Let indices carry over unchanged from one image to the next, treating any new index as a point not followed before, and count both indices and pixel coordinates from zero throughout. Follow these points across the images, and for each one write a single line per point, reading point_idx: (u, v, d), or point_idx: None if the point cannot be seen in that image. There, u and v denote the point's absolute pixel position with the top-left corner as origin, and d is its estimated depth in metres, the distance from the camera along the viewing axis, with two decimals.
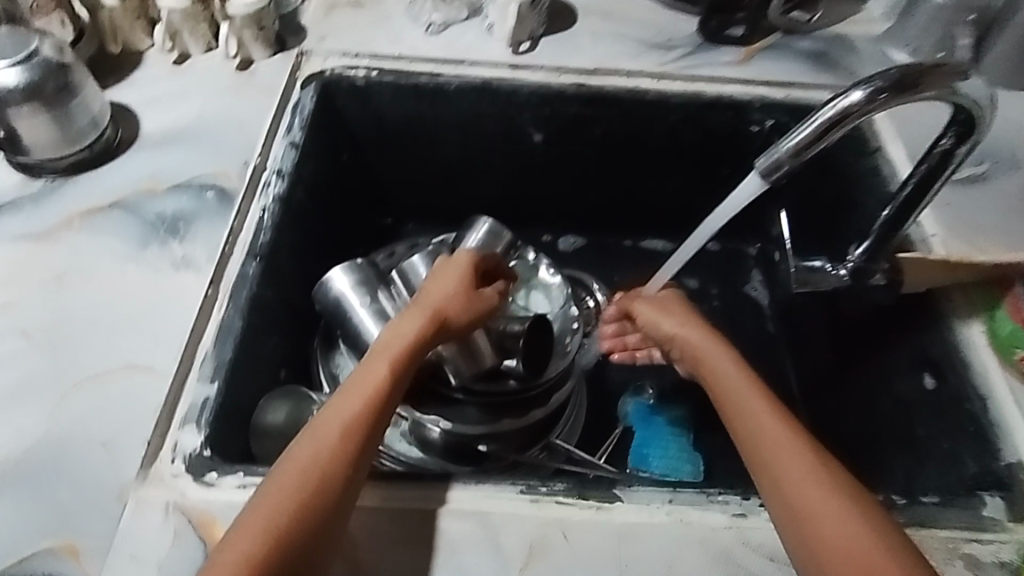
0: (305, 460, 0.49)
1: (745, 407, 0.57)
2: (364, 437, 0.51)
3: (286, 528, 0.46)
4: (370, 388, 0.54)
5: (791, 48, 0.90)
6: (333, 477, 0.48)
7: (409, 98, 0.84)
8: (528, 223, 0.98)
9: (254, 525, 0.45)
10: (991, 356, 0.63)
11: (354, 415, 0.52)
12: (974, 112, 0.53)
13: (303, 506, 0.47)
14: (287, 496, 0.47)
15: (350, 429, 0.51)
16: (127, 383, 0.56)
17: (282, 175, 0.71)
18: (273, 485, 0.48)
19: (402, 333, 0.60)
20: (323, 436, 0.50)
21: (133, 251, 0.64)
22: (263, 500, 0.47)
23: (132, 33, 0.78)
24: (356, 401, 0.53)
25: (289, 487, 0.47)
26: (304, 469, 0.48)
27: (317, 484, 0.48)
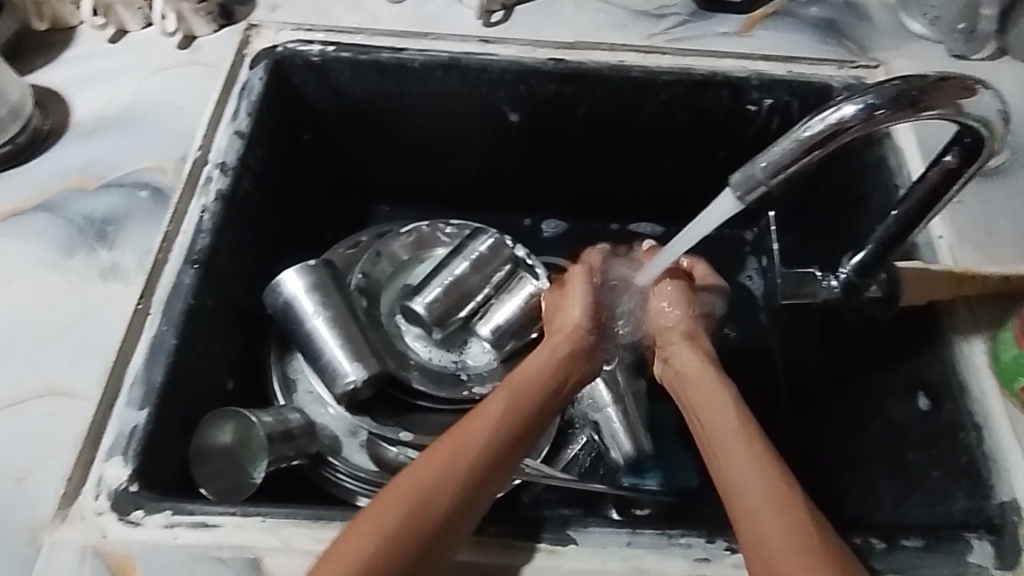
0: (403, 489, 0.48)
1: (730, 445, 0.52)
2: (499, 456, 0.52)
3: (410, 536, 0.46)
4: (511, 406, 0.55)
5: (796, 17, 0.78)
6: (428, 510, 0.47)
7: (371, 76, 0.75)
8: (511, 204, 0.87)
9: (369, 520, 0.46)
10: (991, 379, 0.57)
11: (489, 430, 0.53)
12: (984, 140, 0.47)
13: (427, 512, 0.47)
14: (411, 501, 0.47)
15: (484, 446, 0.52)
16: (44, 411, 0.53)
17: (225, 168, 0.66)
18: (395, 488, 0.48)
19: (548, 359, 0.60)
20: (460, 447, 0.51)
21: (57, 257, 0.60)
22: (376, 508, 0.46)
23: (59, 5, 0.72)
24: (491, 418, 0.54)
25: (409, 496, 0.47)
26: (434, 480, 0.49)
27: (450, 494, 0.48)
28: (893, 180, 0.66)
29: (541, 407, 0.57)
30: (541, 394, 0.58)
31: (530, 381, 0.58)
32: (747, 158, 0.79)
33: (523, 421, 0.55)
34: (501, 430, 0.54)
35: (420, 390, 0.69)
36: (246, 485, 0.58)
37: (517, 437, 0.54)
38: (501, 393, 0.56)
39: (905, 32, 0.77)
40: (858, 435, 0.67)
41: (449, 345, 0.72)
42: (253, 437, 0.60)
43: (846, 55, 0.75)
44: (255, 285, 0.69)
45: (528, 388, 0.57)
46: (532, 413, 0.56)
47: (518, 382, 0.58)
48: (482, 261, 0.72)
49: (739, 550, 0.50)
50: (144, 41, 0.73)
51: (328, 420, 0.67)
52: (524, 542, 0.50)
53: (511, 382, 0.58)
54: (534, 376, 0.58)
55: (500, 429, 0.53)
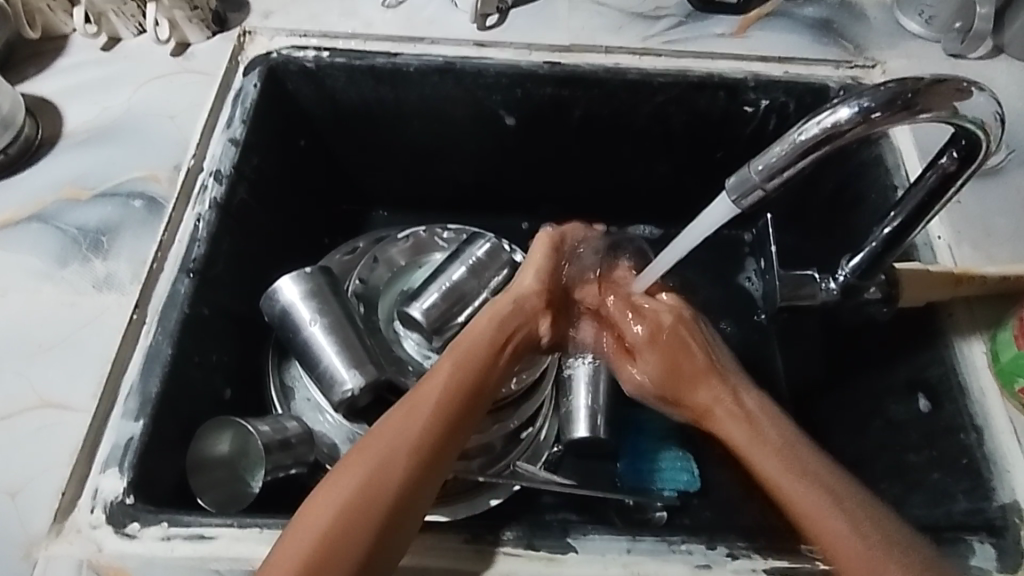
0: (356, 467, 0.50)
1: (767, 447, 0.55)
2: (449, 415, 0.54)
3: (366, 501, 0.48)
4: (456, 368, 0.57)
5: (793, 17, 0.78)
6: (382, 485, 0.49)
7: (365, 81, 0.74)
8: (507, 208, 0.87)
9: (325, 500, 0.48)
10: (990, 379, 0.57)
11: (436, 395, 0.55)
12: (980, 142, 0.47)
13: (380, 484, 0.49)
14: (366, 468, 0.50)
15: (432, 409, 0.54)
16: (40, 423, 0.53)
17: (220, 176, 0.65)
18: (352, 457, 0.51)
19: (491, 325, 0.61)
20: (409, 412, 0.53)
21: (52, 268, 0.60)
22: (329, 484, 0.49)
23: (50, 13, 0.72)
24: (438, 382, 0.55)
25: (365, 462, 0.50)
26: (388, 445, 0.51)
27: (404, 459, 0.51)
28: (892, 180, 0.66)
29: (489, 368, 0.59)
30: (488, 357, 0.59)
31: (475, 344, 0.59)
32: (744, 159, 0.79)
33: (472, 382, 0.57)
34: (445, 399, 0.55)
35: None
36: (245, 493, 0.57)
37: (468, 397, 0.56)
38: (446, 362, 0.57)
39: (902, 31, 0.77)
40: (859, 436, 0.67)
41: (449, 352, 0.70)
42: (251, 449, 0.59)
43: (842, 55, 0.75)
44: (252, 292, 0.69)
45: (473, 351, 0.59)
46: (478, 372, 0.58)
47: (462, 348, 0.59)
48: (480, 266, 0.72)
49: (740, 556, 0.50)
50: (136, 50, 0.73)
51: (325, 427, 0.66)
52: (522, 549, 0.50)
53: (456, 347, 0.59)
54: (477, 340, 0.60)
55: (447, 391, 0.55)
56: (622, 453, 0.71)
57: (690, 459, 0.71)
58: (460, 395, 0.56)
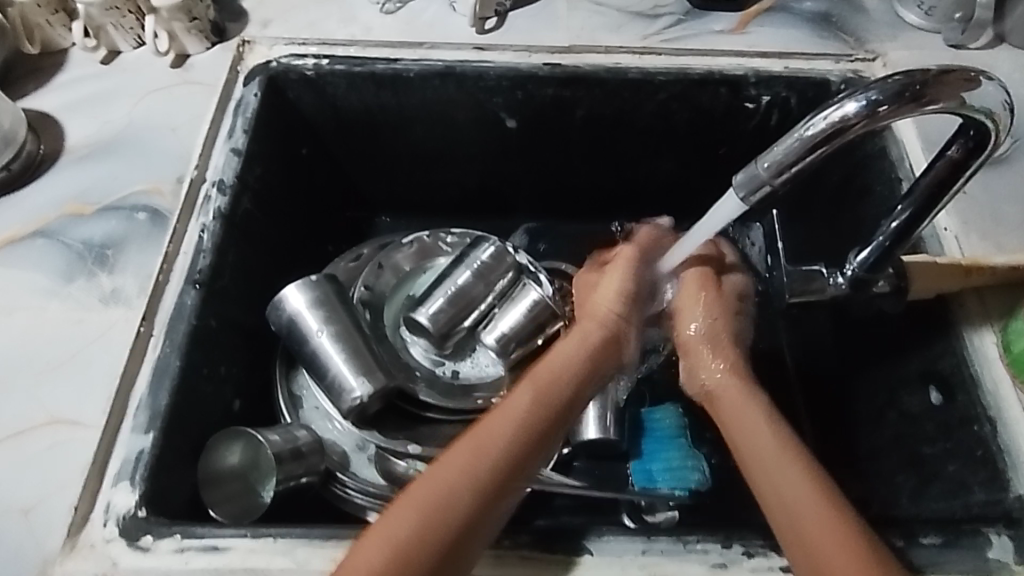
0: (416, 502, 0.48)
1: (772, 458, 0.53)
2: (521, 452, 0.53)
3: (418, 548, 0.47)
4: (536, 402, 0.55)
5: (792, 12, 0.78)
6: (445, 529, 0.47)
7: (366, 87, 0.74)
8: (511, 210, 0.86)
9: (383, 536, 0.46)
10: (1002, 370, 0.57)
11: (512, 426, 0.53)
12: (989, 132, 0.47)
13: (440, 525, 0.48)
14: (426, 505, 0.48)
15: (502, 445, 0.52)
16: (50, 440, 0.53)
17: (223, 186, 0.65)
18: (405, 496, 0.49)
19: (574, 349, 0.59)
20: (477, 447, 0.51)
21: (58, 283, 0.60)
22: (388, 515, 0.48)
23: (50, 29, 0.72)
24: (512, 417, 0.54)
25: (423, 501, 0.48)
26: (449, 483, 0.49)
27: (465, 498, 0.49)
28: (897, 173, 0.66)
29: (565, 399, 0.56)
30: (567, 386, 0.57)
31: (555, 371, 0.57)
32: (747, 154, 0.79)
33: (550, 419, 0.55)
34: (520, 432, 0.53)
35: (429, 402, 0.68)
36: (257, 505, 0.57)
37: (540, 436, 0.54)
38: (523, 393, 0.55)
39: (902, 21, 0.77)
40: (873, 430, 0.67)
41: (457, 355, 0.71)
42: (261, 457, 0.59)
43: (843, 48, 0.75)
44: (258, 302, 0.69)
45: (556, 382, 0.57)
46: (557, 408, 0.56)
47: (541, 374, 0.57)
48: (485, 269, 0.72)
49: (757, 554, 0.49)
50: (136, 62, 0.73)
51: (334, 435, 0.66)
52: (538, 554, 0.49)
53: (534, 375, 0.57)
54: (557, 368, 0.58)
55: (518, 426, 0.53)
56: (634, 454, 0.70)
57: (703, 460, 0.70)
58: (535, 430, 0.54)
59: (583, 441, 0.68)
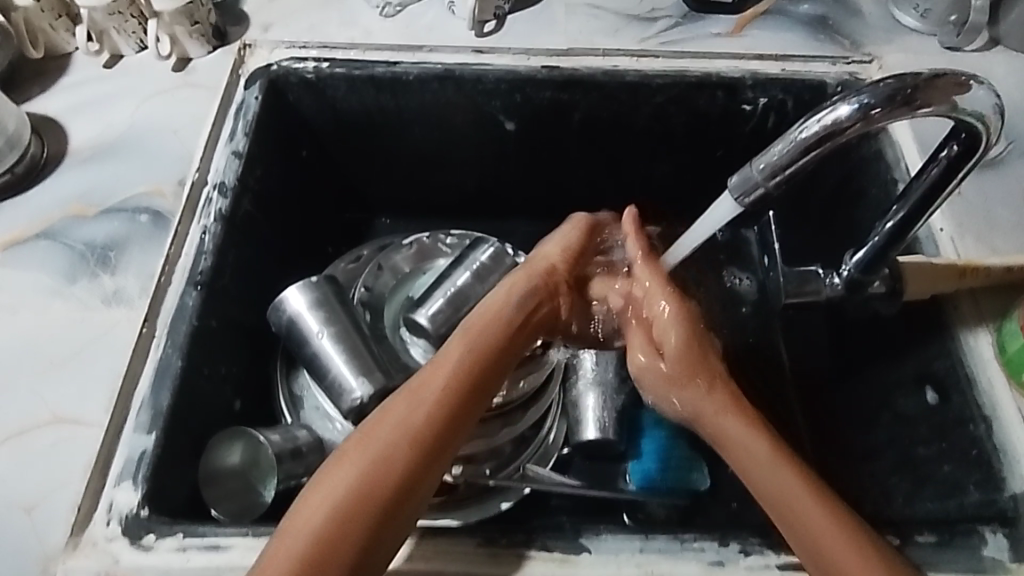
0: (360, 459, 0.49)
1: (793, 502, 0.50)
2: (453, 403, 0.53)
3: (358, 503, 0.47)
4: (466, 356, 0.55)
5: (788, 15, 0.78)
6: (384, 485, 0.48)
7: (366, 91, 0.75)
8: (510, 212, 0.87)
9: (325, 497, 0.47)
10: (997, 370, 0.57)
11: (444, 379, 0.54)
12: (980, 134, 0.47)
13: (379, 480, 0.48)
14: (365, 459, 0.49)
15: (438, 396, 0.53)
16: (53, 439, 0.54)
17: (224, 189, 0.66)
18: (349, 448, 0.50)
19: (509, 304, 0.60)
20: (413, 398, 0.52)
21: (61, 284, 0.61)
22: (333, 470, 0.49)
23: (53, 32, 0.73)
24: (444, 371, 0.54)
25: (365, 455, 0.49)
26: (386, 438, 0.50)
27: (401, 453, 0.50)
28: (892, 174, 0.66)
29: (495, 353, 0.57)
30: (497, 339, 0.57)
31: (489, 325, 0.58)
32: (744, 156, 0.79)
33: (481, 368, 0.56)
34: (453, 385, 0.54)
35: None
36: (258, 504, 0.58)
37: (471, 389, 0.54)
38: (456, 347, 0.56)
39: (897, 25, 0.78)
40: (869, 430, 0.67)
41: None
42: (263, 458, 0.60)
43: (839, 51, 0.75)
44: (258, 303, 0.69)
45: (485, 334, 0.57)
46: (488, 363, 0.56)
47: (473, 329, 0.57)
48: (484, 271, 0.72)
49: (753, 553, 0.50)
50: (138, 66, 0.74)
51: (334, 435, 0.65)
52: (536, 553, 0.50)
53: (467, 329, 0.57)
54: (488, 322, 0.58)
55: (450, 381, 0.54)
56: (632, 454, 0.69)
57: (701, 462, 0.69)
58: (464, 380, 0.54)
59: (581, 442, 0.69)
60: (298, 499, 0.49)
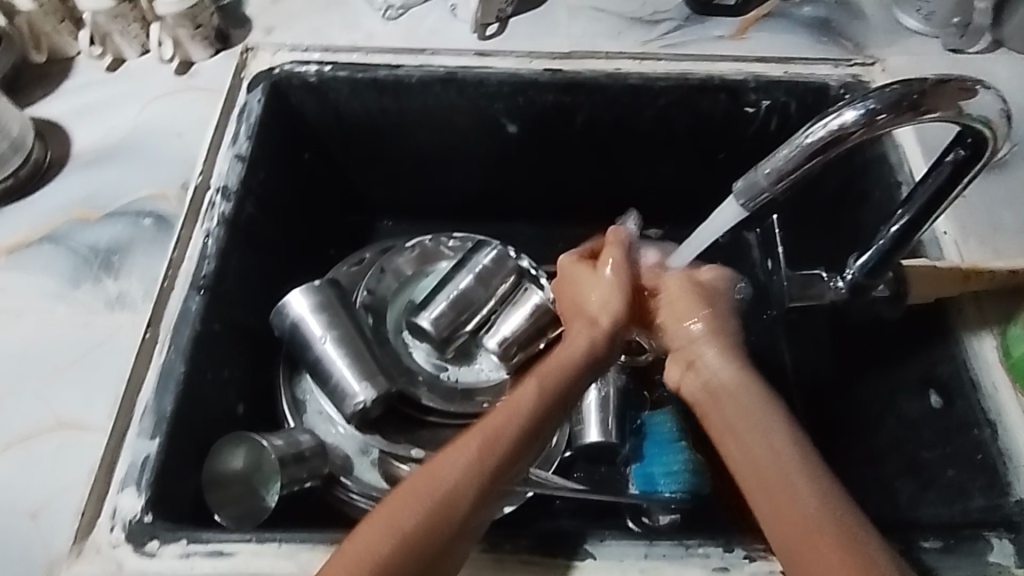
0: (426, 494, 0.48)
1: (784, 494, 0.48)
2: (518, 454, 0.51)
3: (423, 534, 0.46)
4: (539, 398, 0.53)
5: (791, 18, 0.78)
6: (446, 530, 0.47)
7: (369, 94, 0.75)
8: (513, 215, 0.87)
9: (396, 522, 0.46)
10: (1001, 374, 0.57)
11: (516, 422, 0.52)
12: (987, 139, 0.47)
13: (443, 516, 0.47)
14: (433, 495, 0.48)
15: (509, 444, 0.51)
16: (57, 445, 0.54)
17: (227, 192, 0.66)
18: (416, 479, 0.49)
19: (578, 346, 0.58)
20: (485, 440, 0.51)
21: (64, 289, 0.61)
22: (401, 494, 0.48)
23: (56, 36, 0.73)
24: (517, 412, 0.52)
25: (430, 491, 0.48)
26: (453, 477, 0.49)
27: (467, 500, 0.48)
28: (896, 177, 0.66)
29: (561, 402, 0.55)
30: (567, 383, 0.55)
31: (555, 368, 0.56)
32: (747, 159, 0.79)
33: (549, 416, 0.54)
34: (522, 433, 0.52)
35: (432, 407, 0.69)
36: (262, 507, 0.57)
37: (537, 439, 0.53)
38: (528, 388, 0.54)
39: (900, 27, 0.77)
40: (873, 433, 0.67)
41: (460, 360, 0.72)
42: (266, 463, 0.59)
43: (842, 53, 0.75)
44: (261, 307, 0.69)
45: (559, 378, 0.55)
46: (557, 404, 0.54)
47: (547, 371, 0.55)
48: (487, 274, 0.72)
49: (758, 558, 0.50)
50: (141, 69, 0.74)
51: (337, 438, 0.66)
52: (542, 558, 0.50)
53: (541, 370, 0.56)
54: (561, 365, 0.56)
55: (523, 418, 0.52)
56: (635, 458, 0.70)
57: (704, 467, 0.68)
58: (537, 431, 0.53)
59: (584, 446, 0.69)
60: (358, 526, 0.47)
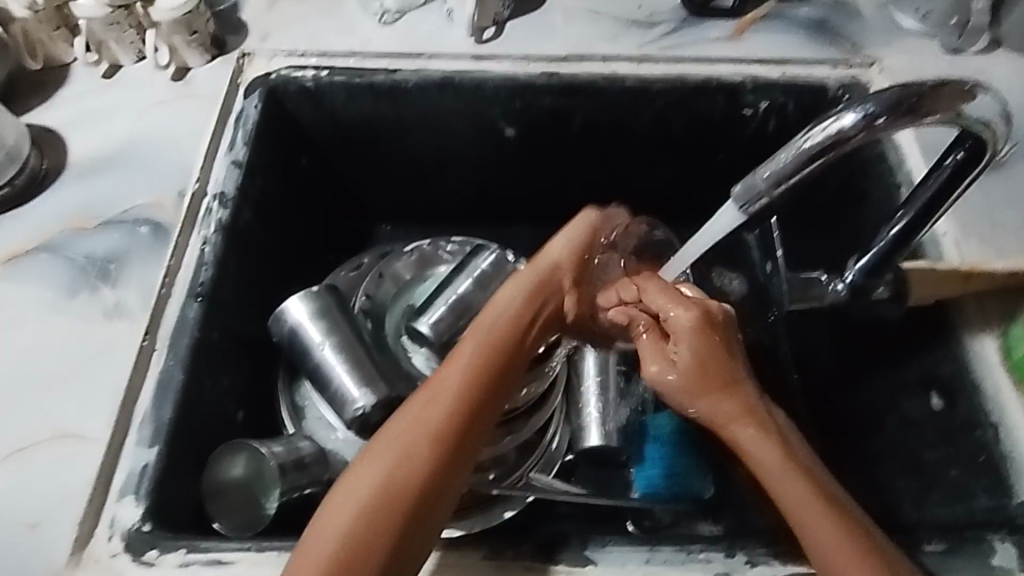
0: (379, 462, 0.47)
1: (791, 498, 0.48)
2: (471, 403, 0.50)
3: (383, 502, 0.45)
4: (480, 351, 0.52)
5: (788, 19, 0.78)
6: (406, 491, 0.46)
7: (366, 98, 0.74)
8: (511, 218, 0.87)
9: (353, 493, 0.46)
10: (1002, 372, 0.57)
11: (459, 378, 0.51)
12: (986, 141, 0.48)
13: (399, 481, 0.46)
14: (387, 461, 0.47)
15: (455, 399, 0.50)
16: (54, 455, 0.53)
17: (224, 199, 0.65)
18: (368, 451, 0.48)
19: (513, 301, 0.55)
20: (430, 399, 0.50)
21: (61, 298, 0.61)
22: (356, 468, 0.47)
23: (52, 44, 0.73)
24: (459, 366, 0.51)
25: (386, 458, 0.47)
26: (401, 441, 0.47)
27: (422, 459, 0.47)
28: (895, 178, 0.66)
29: (509, 350, 0.53)
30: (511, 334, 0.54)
31: (506, 327, 0.54)
32: (745, 160, 0.79)
33: (499, 364, 0.52)
34: (468, 387, 0.50)
35: None
36: (262, 516, 0.57)
37: (488, 387, 0.51)
38: (469, 344, 0.53)
39: (898, 27, 0.77)
40: (875, 434, 0.66)
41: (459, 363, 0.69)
42: (266, 470, 0.59)
43: (840, 54, 0.75)
44: (260, 314, 0.69)
45: (500, 330, 0.53)
46: (503, 354, 0.52)
47: (486, 324, 0.54)
48: (486, 278, 0.72)
49: (760, 563, 0.49)
50: (137, 76, 0.74)
51: (336, 445, 0.65)
52: (544, 563, 0.50)
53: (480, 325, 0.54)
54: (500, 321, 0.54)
55: (470, 377, 0.51)
56: (635, 460, 0.69)
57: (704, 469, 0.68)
58: (488, 385, 0.51)
59: (585, 449, 0.69)
60: (323, 504, 0.47)
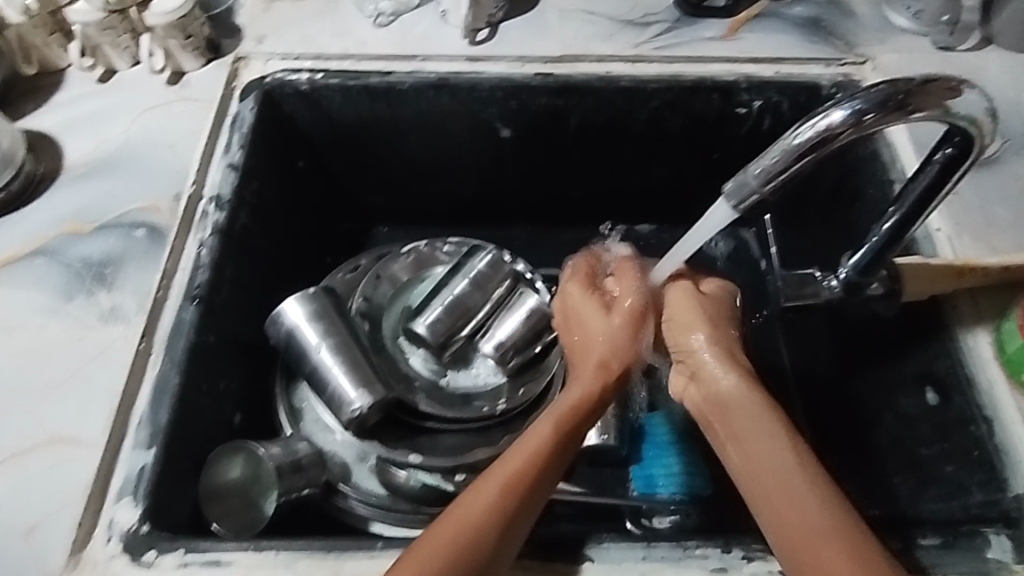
0: (442, 540, 0.46)
1: (779, 493, 0.47)
2: (538, 493, 0.50)
3: None
4: (555, 435, 0.53)
5: (782, 17, 0.79)
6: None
7: (361, 100, 0.75)
8: (507, 219, 0.87)
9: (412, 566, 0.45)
10: (995, 367, 0.57)
11: (534, 462, 0.51)
12: (974, 138, 0.48)
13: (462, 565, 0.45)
14: (449, 544, 0.46)
15: (528, 482, 0.50)
16: (52, 459, 0.53)
17: (220, 202, 0.66)
18: (432, 532, 0.47)
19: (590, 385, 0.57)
20: (503, 482, 0.49)
21: (58, 303, 0.61)
22: (423, 544, 0.46)
23: (47, 49, 0.73)
24: (534, 449, 0.52)
25: (452, 539, 0.46)
26: (471, 521, 0.47)
27: (487, 543, 0.47)
28: (888, 175, 0.66)
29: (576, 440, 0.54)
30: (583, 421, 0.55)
31: (575, 407, 0.55)
32: (739, 158, 0.79)
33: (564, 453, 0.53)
34: (538, 469, 0.51)
35: (428, 411, 0.68)
36: (258, 519, 0.58)
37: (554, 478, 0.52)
38: (544, 426, 0.53)
39: (891, 25, 0.78)
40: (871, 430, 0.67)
41: (457, 364, 0.72)
42: (263, 472, 0.60)
43: (833, 52, 0.75)
44: (257, 316, 0.69)
45: (575, 416, 0.55)
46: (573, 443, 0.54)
47: (562, 407, 0.55)
48: (483, 278, 0.72)
49: (756, 558, 0.50)
50: (132, 81, 0.74)
51: (336, 446, 0.66)
52: (541, 562, 0.50)
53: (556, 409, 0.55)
54: (577, 402, 0.56)
55: (542, 460, 0.51)
56: (634, 459, 0.69)
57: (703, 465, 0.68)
58: (553, 472, 0.52)
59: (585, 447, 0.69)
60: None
